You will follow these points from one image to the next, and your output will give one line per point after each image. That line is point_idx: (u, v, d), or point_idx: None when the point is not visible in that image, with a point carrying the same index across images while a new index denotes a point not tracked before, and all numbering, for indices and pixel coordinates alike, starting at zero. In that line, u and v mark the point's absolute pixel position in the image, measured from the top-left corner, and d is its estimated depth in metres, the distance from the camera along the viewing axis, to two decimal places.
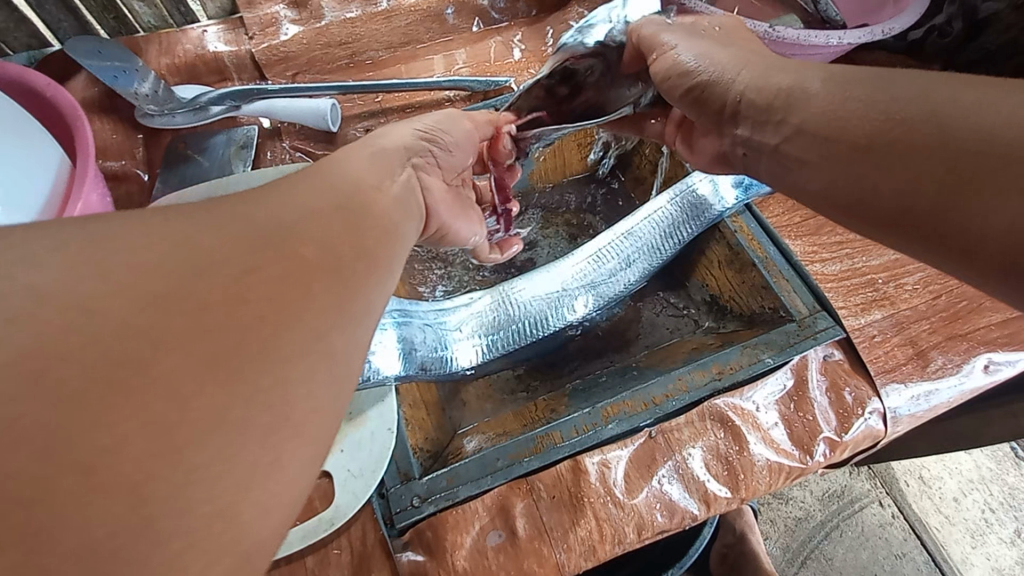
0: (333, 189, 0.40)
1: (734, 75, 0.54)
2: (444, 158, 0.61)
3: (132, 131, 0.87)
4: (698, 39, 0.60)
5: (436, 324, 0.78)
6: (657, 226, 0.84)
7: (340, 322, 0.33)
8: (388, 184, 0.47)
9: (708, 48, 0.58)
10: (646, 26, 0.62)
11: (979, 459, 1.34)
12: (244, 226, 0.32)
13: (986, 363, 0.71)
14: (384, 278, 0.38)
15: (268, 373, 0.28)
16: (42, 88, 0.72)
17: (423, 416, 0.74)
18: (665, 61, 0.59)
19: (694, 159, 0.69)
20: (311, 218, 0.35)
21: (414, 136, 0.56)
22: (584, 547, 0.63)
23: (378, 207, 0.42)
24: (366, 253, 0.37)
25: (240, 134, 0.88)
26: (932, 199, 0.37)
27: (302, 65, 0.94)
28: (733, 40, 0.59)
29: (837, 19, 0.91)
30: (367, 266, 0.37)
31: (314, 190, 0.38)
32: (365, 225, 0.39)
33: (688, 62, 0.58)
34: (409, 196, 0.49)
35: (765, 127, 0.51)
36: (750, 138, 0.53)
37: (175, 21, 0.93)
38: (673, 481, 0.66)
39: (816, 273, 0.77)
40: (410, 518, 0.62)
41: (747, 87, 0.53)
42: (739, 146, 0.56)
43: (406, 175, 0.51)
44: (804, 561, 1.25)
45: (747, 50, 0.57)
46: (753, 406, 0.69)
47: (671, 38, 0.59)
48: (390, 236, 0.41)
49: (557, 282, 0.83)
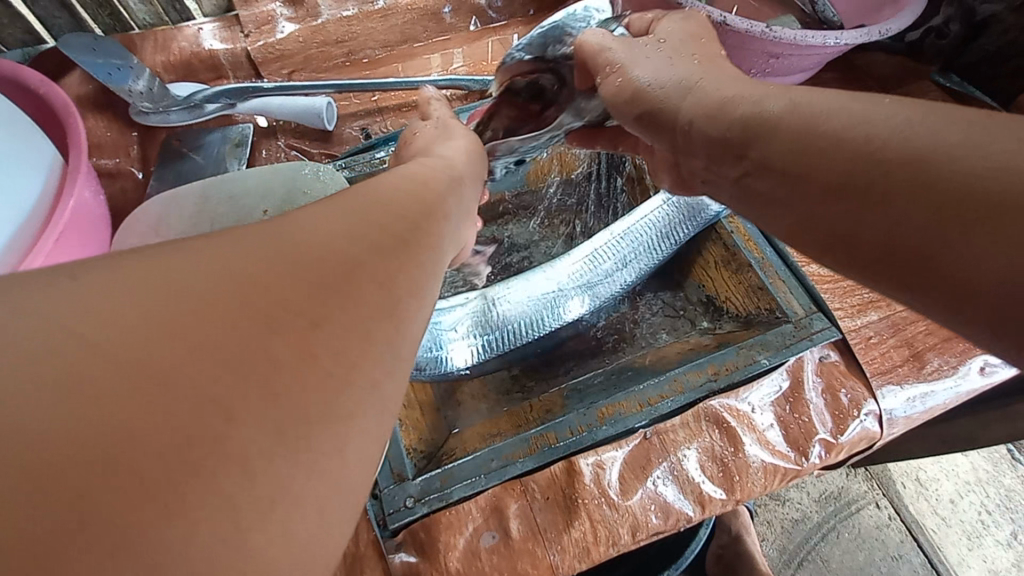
0: (378, 195, 0.34)
1: (681, 98, 0.52)
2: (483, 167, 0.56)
3: (127, 128, 0.87)
4: (648, 54, 0.57)
5: (431, 324, 0.77)
6: (655, 226, 0.83)
7: (359, 355, 0.27)
8: (435, 191, 0.40)
9: (661, 66, 0.55)
10: (592, 38, 0.59)
11: (976, 460, 1.34)
12: (271, 229, 0.28)
13: (982, 365, 0.71)
14: (425, 297, 0.32)
15: (276, 406, 0.24)
16: (35, 83, 0.72)
17: (417, 416, 0.74)
18: (613, 84, 0.57)
19: (659, 179, 0.67)
20: (351, 223, 0.30)
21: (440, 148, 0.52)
22: (578, 549, 0.62)
23: (429, 215, 0.36)
24: (397, 286, 0.30)
25: (235, 132, 0.87)
26: (927, 214, 0.33)
27: (298, 63, 0.94)
28: (693, 54, 0.55)
29: (834, 20, 0.91)
30: (409, 274, 0.31)
31: (358, 194, 0.33)
32: (412, 232, 0.33)
33: (638, 82, 0.55)
34: (456, 205, 0.42)
35: (723, 159, 0.49)
36: (708, 169, 0.52)
37: (170, 19, 0.91)
38: (668, 482, 0.66)
39: (812, 273, 0.77)
40: (404, 519, 0.61)
41: (695, 115, 0.51)
42: (695, 164, 0.54)
43: (450, 193, 0.43)
44: (800, 563, 1.25)
45: (704, 68, 0.53)
46: (748, 407, 0.69)
47: (617, 57, 0.57)
48: (438, 251, 0.35)
49: (553, 282, 0.82)
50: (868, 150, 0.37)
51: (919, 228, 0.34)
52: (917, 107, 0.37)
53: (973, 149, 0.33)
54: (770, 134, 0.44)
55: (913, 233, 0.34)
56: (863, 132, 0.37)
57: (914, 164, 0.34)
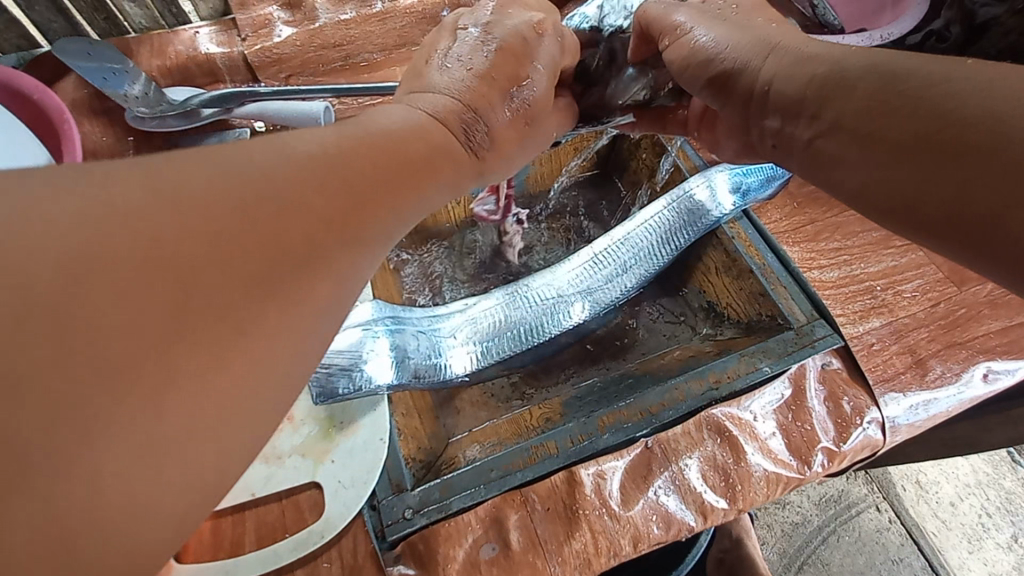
0: (355, 138, 0.36)
1: (763, 56, 0.52)
2: (530, 85, 0.54)
3: (123, 133, 0.85)
4: (719, 19, 0.58)
5: (430, 331, 0.77)
6: (654, 231, 0.84)
7: None
8: (422, 145, 0.41)
9: (732, 29, 0.56)
10: (656, 5, 0.60)
11: (976, 463, 1.34)
12: (245, 235, 0.27)
13: (985, 372, 0.70)
14: (377, 249, 0.35)
15: None
16: (29, 89, 0.71)
17: (416, 425, 0.72)
18: (684, 46, 0.57)
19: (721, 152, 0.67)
20: (304, 197, 0.30)
21: (450, 69, 0.51)
22: (578, 561, 0.62)
23: (408, 171, 0.38)
24: (319, 301, 0.31)
25: (232, 137, 0.86)
26: None
27: (296, 66, 0.92)
28: (767, 23, 0.56)
29: (834, 23, 0.91)
30: (344, 261, 0.32)
31: (330, 135, 0.35)
32: (383, 182, 0.35)
33: (710, 45, 0.56)
34: (446, 174, 0.43)
35: (797, 118, 0.48)
36: (781, 129, 0.50)
37: (167, 22, 0.92)
38: (670, 492, 0.65)
39: (813, 280, 0.76)
40: (403, 530, 0.60)
41: (776, 72, 0.50)
42: (770, 121, 0.52)
43: (424, 162, 0.40)
44: (801, 567, 1.24)
45: (773, 35, 0.54)
46: (750, 416, 0.68)
47: (685, 21, 0.58)
48: (410, 205, 0.37)
49: (554, 287, 0.82)
50: (948, 107, 0.36)
51: (990, 193, 0.33)
52: (995, 72, 0.36)
53: (1009, 131, 0.33)
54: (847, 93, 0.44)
55: (982, 189, 0.34)
56: (944, 95, 0.37)
57: (988, 126, 0.34)
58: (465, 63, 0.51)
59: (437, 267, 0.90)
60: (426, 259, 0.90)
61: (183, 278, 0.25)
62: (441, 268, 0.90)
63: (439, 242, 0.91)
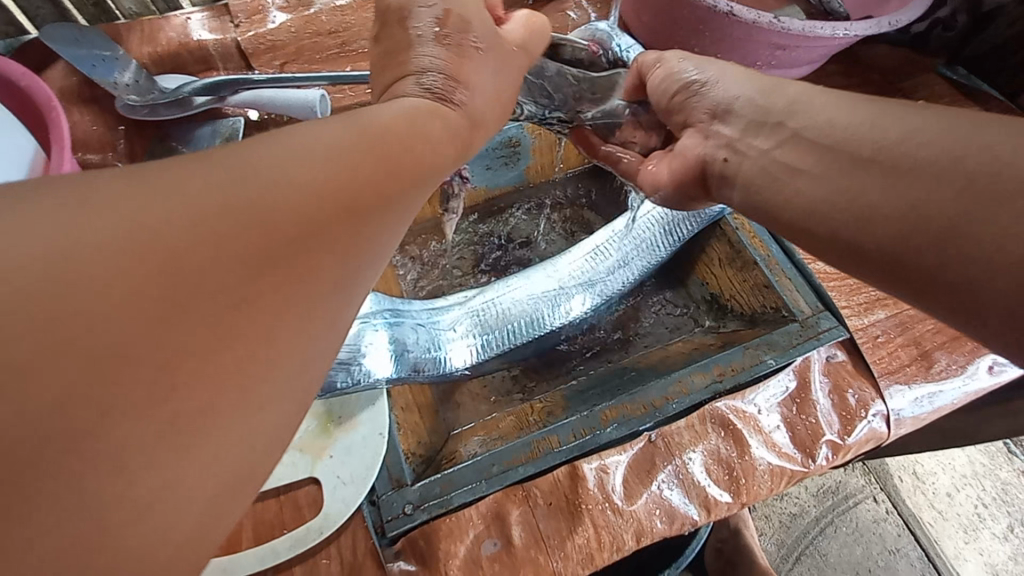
0: (355, 129, 0.34)
1: (736, 84, 0.62)
2: (483, 39, 0.50)
3: (114, 122, 0.82)
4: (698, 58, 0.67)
5: (429, 324, 0.76)
6: (656, 223, 0.83)
7: None
8: (422, 135, 0.39)
9: (710, 63, 0.64)
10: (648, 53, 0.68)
11: (974, 454, 1.34)
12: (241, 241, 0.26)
13: (991, 364, 0.70)
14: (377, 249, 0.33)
15: None
16: (17, 77, 0.69)
17: (416, 419, 0.71)
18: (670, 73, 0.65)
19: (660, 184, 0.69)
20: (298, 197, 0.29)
21: (423, 48, 0.47)
22: (581, 555, 0.61)
23: (409, 158, 0.36)
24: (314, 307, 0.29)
25: (226, 125, 0.84)
26: None
27: (290, 54, 0.89)
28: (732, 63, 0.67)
29: (840, 10, 0.89)
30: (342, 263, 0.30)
31: (333, 125, 0.33)
32: (382, 173, 0.33)
33: (689, 75, 0.64)
34: (447, 156, 0.41)
35: (760, 130, 0.58)
36: (740, 139, 0.60)
37: (157, 8, 0.90)
38: (673, 486, 0.64)
39: (819, 271, 0.75)
40: (404, 526, 0.59)
41: (745, 92, 0.61)
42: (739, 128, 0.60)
43: (422, 151, 0.38)
44: (798, 557, 1.24)
45: (734, 67, 0.63)
46: (755, 410, 0.67)
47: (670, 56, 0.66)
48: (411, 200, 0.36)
49: (555, 279, 0.81)
50: None
51: None
52: None
53: None
54: (810, 114, 0.54)
55: None
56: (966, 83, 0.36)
57: None
58: (417, 33, 0.48)
59: (434, 258, 0.88)
60: (427, 252, 0.88)
61: (178, 269, 0.24)
62: (438, 259, 0.89)
63: (431, 237, 0.89)
